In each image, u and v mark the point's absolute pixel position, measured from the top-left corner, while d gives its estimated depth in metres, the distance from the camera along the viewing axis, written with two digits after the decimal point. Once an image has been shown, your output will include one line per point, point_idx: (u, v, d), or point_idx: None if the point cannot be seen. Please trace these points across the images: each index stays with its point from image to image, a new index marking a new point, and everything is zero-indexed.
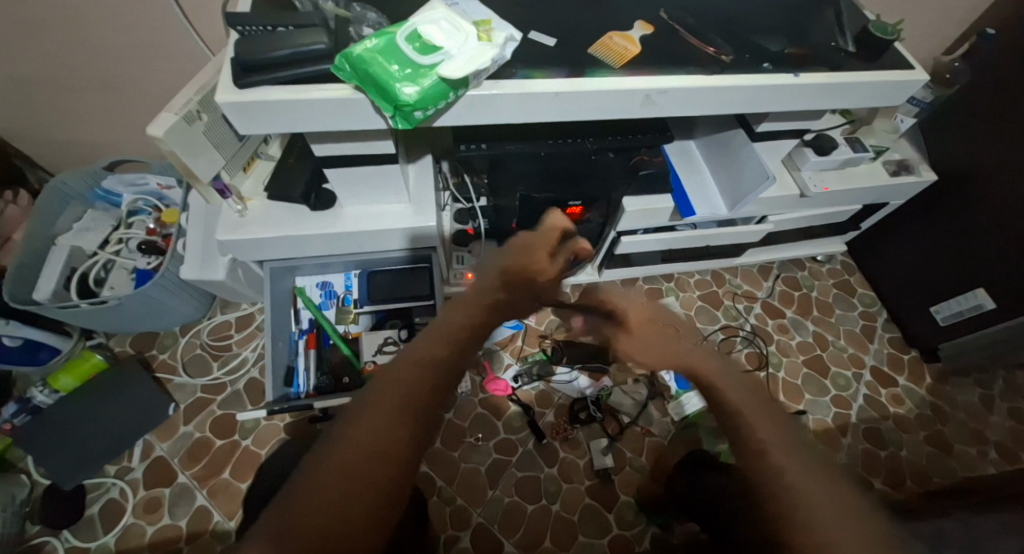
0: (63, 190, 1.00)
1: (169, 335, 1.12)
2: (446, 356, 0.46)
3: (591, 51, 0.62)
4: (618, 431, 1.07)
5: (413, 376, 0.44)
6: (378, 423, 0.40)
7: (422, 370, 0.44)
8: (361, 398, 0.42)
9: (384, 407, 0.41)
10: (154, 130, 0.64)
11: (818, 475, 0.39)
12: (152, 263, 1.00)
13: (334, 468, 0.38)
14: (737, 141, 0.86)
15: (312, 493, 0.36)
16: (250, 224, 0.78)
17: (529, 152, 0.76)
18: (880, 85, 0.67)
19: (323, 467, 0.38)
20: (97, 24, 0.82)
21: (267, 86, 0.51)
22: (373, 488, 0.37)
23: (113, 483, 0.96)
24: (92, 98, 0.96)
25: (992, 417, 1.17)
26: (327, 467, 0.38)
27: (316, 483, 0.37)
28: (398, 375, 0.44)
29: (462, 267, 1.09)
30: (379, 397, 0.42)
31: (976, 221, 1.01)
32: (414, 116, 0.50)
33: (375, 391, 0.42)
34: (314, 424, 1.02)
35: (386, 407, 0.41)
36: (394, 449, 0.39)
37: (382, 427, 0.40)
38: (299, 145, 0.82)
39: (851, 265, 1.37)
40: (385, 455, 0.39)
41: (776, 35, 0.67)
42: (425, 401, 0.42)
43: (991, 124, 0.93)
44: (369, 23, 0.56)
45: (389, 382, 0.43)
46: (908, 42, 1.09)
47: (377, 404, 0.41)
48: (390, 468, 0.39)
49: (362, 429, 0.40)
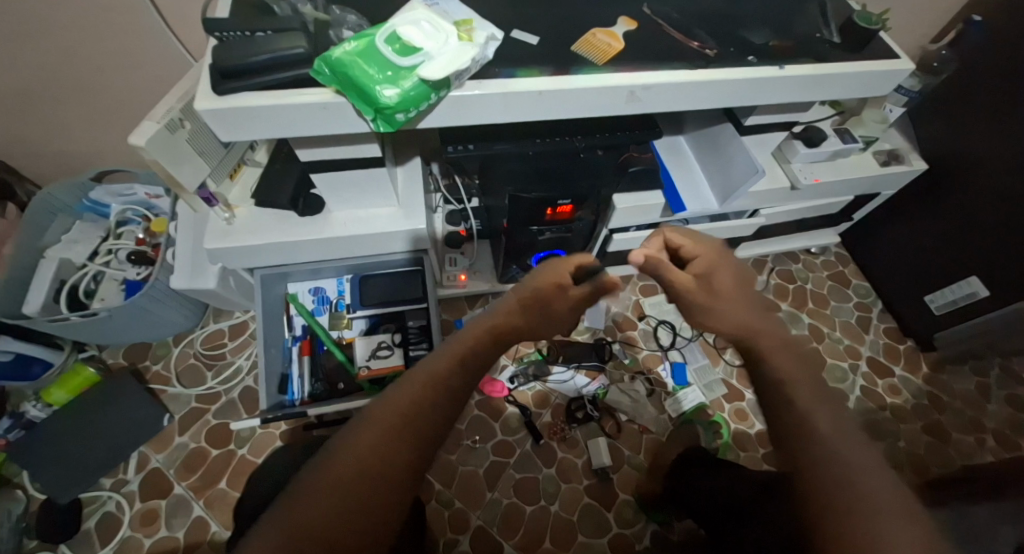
0: (51, 202, 0.99)
1: (162, 346, 1.11)
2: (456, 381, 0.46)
3: (574, 49, 0.62)
4: (616, 429, 1.07)
5: (422, 397, 0.43)
6: (377, 442, 0.40)
7: (433, 391, 0.44)
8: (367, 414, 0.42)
9: (382, 428, 0.41)
10: (135, 138, 0.63)
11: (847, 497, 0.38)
12: (142, 273, 0.99)
13: (331, 485, 0.38)
14: (726, 135, 0.85)
15: (309, 510, 0.36)
16: (239, 232, 0.78)
17: (516, 151, 0.75)
18: (866, 75, 0.67)
19: (318, 482, 0.38)
20: (78, 34, 0.81)
21: (247, 91, 0.51)
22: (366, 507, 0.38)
23: (109, 496, 0.95)
24: (76, 108, 0.95)
25: (989, 405, 1.17)
26: (324, 484, 0.38)
27: (313, 499, 0.37)
28: (409, 392, 0.43)
29: (454, 269, 1.07)
30: (381, 416, 0.42)
31: (966, 208, 1.01)
32: (396, 118, 0.50)
33: (378, 407, 0.43)
34: (309, 431, 1.01)
35: (387, 427, 0.41)
36: (392, 474, 0.39)
37: (381, 446, 0.40)
38: (284, 151, 0.82)
39: (845, 256, 1.37)
40: (382, 480, 0.39)
41: (761, 27, 0.67)
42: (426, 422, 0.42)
43: (979, 111, 0.94)
44: (350, 26, 0.55)
45: (398, 399, 0.43)
46: (894, 32, 1.09)
47: (381, 420, 0.41)
48: (385, 483, 0.39)
49: (363, 450, 0.40)
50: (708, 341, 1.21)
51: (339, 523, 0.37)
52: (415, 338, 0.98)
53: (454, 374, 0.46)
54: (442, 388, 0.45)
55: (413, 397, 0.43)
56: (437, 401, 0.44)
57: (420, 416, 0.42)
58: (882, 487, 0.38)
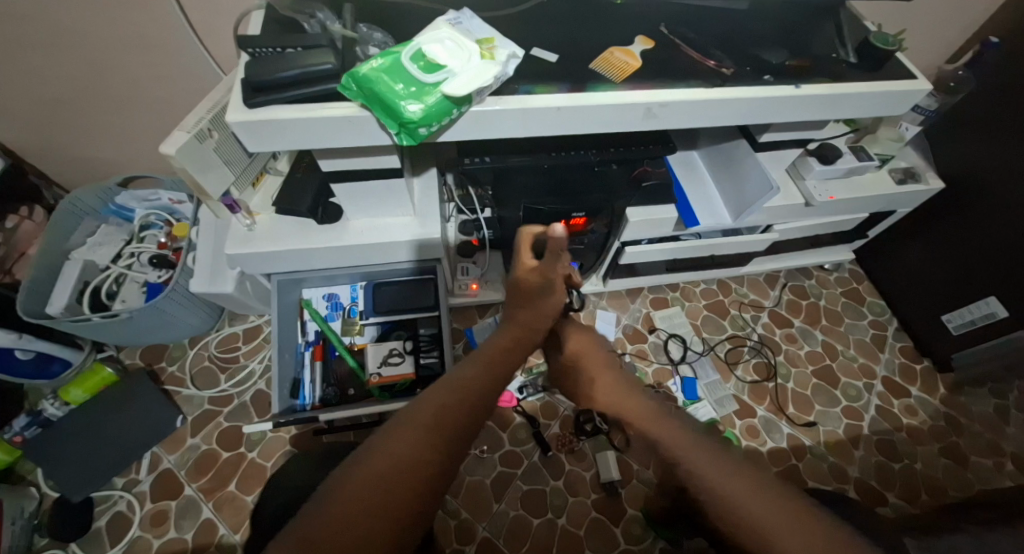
0: (78, 206, 1.02)
1: (178, 348, 1.13)
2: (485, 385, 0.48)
3: (593, 66, 0.63)
4: (625, 443, 1.05)
5: (450, 398, 0.45)
6: (406, 444, 0.42)
7: (460, 391, 0.47)
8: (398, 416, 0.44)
9: (413, 427, 0.43)
10: (166, 147, 0.65)
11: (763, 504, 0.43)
12: (162, 277, 1.02)
13: (361, 486, 0.39)
14: (741, 151, 0.86)
15: (338, 510, 0.38)
16: (259, 238, 0.79)
17: (533, 164, 0.76)
18: (881, 95, 0.67)
19: (348, 484, 0.39)
20: (112, 46, 0.85)
21: (275, 105, 0.53)
22: (394, 507, 0.39)
23: (121, 496, 0.97)
24: (106, 116, 0.98)
25: (1009, 429, 1.14)
26: (355, 485, 0.39)
27: (343, 500, 0.38)
28: (438, 393, 0.46)
29: (466, 278, 1.09)
30: (411, 420, 0.43)
31: (984, 229, 1.00)
32: (418, 132, 0.51)
33: (407, 413, 0.44)
34: (320, 436, 1.02)
35: (416, 430, 0.42)
36: (423, 471, 0.41)
37: (411, 445, 0.42)
38: (307, 160, 0.84)
39: (860, 273, 1.36)
40: (413, 477, 0.40)
41: (777, 47, 0.68)
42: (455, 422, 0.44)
43: (999, 131, 0.93)
44: (375, 43, 0.57)
45: (426, 401, 0.45)
46: (911, 51, 1.09)
47: (410, 424, 0.43)
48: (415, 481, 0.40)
49: (394, 449, 0.41)
50: (720, 356, 1.20)
51: (367, 524, 0.37)
52: (426, 346, 1.00)
53: (479, 377, 0.49)
54: (469, 391, 0.47)
55: (442, 398, 0.45)
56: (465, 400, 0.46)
57: (447, 417, 0.44)
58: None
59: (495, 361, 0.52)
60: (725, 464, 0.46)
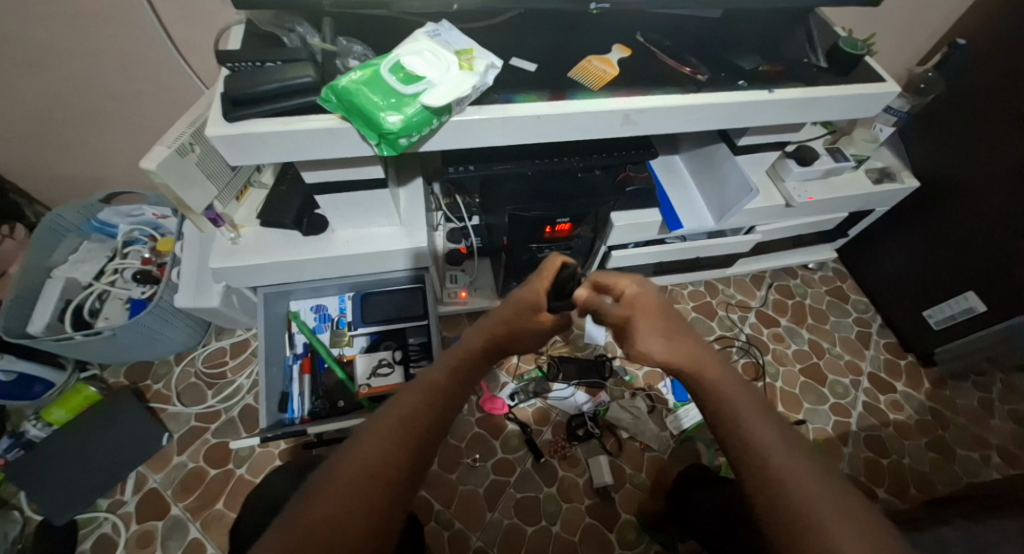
0: (59, 223, 1.01)
1: (163, 364, 1.12)
2: (451, 386, 0.49)
3: (571, 75, 0.64)
4: (617, 446, 1.07)
5: (425, 401, 0.47)
6: (380, 443, 0.43)
7: (434, 396, 0.48)
8: (369, 420, 0.45)
9: (388, 429, 0.44)
10: (146, 163, 0.65)
11: (820, 500, 0.39)
12: (146, 292, 1.01)
13: (338, 486, 0.40)
14: (720, 155, 0.88)
15: (314, 511, 0.38)
16: (243, 251, 0.79)
17: (517, 171, 0.77)
18: (853, 98, 0.69)
19: (326, 483, 0.40)
20: (92, 62, 0.84)
21: (254, 118, 0.53)
22: (370, 507, 0.40)
23: (106, 517, 0.95)
24: (88, 133, 0.98)
25: (993, 420, 1.17)
26: (334, 483, 0.40)
27: (318, 502, 0.39)
28: (410, 398, 0.47)
29: (455, 286, 1.10)
30: (384, 419, 0.45)
31: (961, 226, 1.03)
32: (399, 143, 0.52)
33: (380, 414, 0.46)
34: (309, 449, 1.01)
35: (389, 428, 0.44)
36: (397, 471, 0.42)
37: (385, 446, 0.43)
38: (290, 174, 0.84)
39: (843, 271, 1.39)
40: (388, 479, 0.41)
41: (750, 53, 0.70)
42: (428, 423, 0.46)
43: (968, 131, 0.96)
44: (355, 55, 0.58)
45: (399, 405, 0.46)
46: (880, 56, 1.12)
47: (384, 425, 0.44)
48: (389, 482, 0.41)
49: (368, 452, 0.42)
50: None
51: (347, 522, 0.38)
52: (415, 355, 0.99)
53: (450, 380, 0.50)
54: (439, 395, 0.48)
55: (413, 402, 0.46)
56: (439, 404, 0.47)
57: (420, 418, 0.45)
58: (874, 509, 0.39)
59: (463, 366, 0.52)
60: (792, 458, 0.42)
